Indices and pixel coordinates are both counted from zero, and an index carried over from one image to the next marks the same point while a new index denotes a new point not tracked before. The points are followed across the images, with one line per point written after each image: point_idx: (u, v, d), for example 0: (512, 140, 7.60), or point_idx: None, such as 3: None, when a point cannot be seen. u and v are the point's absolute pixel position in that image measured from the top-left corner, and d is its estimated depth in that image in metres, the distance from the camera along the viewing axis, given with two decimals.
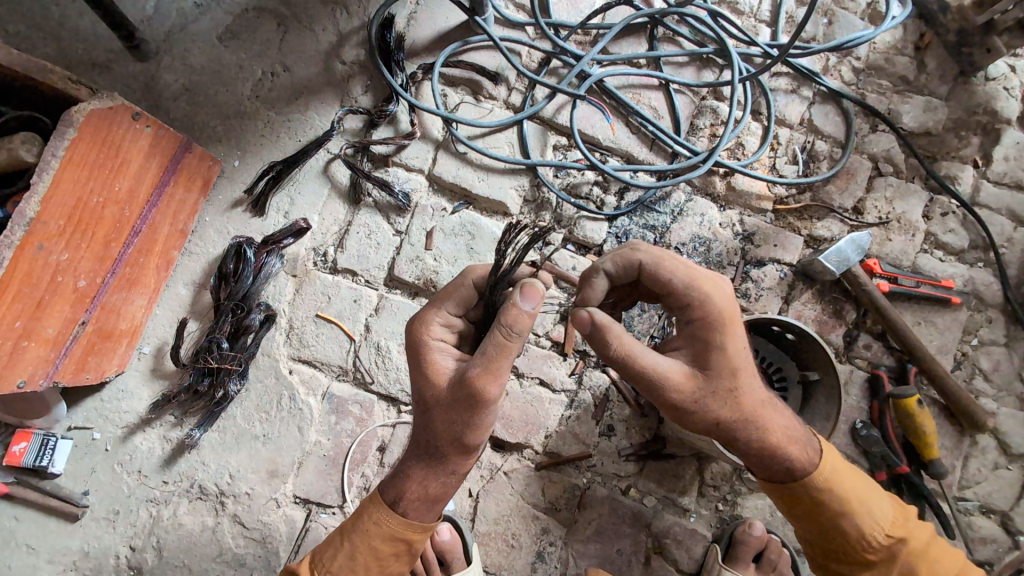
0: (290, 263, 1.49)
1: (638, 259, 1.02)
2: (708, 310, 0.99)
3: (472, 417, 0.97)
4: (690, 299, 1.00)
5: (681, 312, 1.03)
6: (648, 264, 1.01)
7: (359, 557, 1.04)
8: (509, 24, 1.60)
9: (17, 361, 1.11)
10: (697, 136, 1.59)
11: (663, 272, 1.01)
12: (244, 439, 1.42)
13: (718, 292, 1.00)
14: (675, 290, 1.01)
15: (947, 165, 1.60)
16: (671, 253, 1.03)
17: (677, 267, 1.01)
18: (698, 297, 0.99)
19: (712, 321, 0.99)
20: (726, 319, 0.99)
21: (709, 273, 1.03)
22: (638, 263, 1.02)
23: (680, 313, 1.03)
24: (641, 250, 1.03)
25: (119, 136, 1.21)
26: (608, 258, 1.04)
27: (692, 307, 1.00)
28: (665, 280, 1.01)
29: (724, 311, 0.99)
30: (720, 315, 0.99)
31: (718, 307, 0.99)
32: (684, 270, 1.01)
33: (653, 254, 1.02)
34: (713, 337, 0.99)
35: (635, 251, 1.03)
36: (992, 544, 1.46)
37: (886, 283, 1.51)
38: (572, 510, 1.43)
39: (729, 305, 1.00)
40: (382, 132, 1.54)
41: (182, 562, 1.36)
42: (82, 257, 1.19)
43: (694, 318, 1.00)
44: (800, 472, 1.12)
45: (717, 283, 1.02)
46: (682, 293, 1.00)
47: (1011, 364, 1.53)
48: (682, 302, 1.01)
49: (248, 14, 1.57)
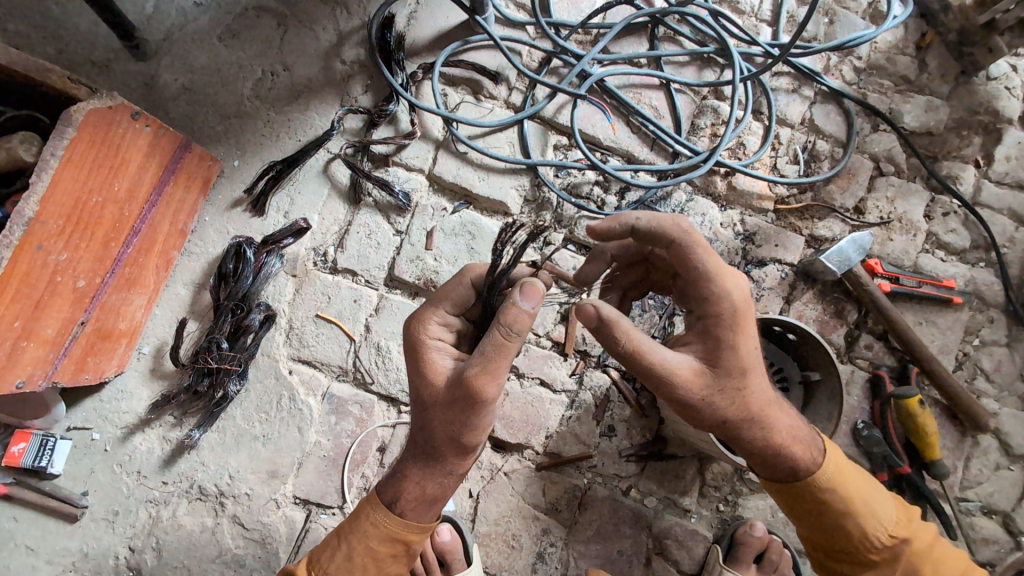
0: (289, 263, 1.48)
1: (674, 235, 1.02)
2: (724, 306, 0.98)
3: (470, 417, 0.96)
4: (711, 292, 0.99)
5: (698, 304, 1.02)
6: (682, 242, 1.01)
7: (355, 558, 1.03)
8: (509, 24, 1.60)
9: (15, 362, 1.11)
10: (697, 136, 1.59)
11: (693, 255, 1.00)
12: (244, 439, 1.42)
13: (737, 289, 0.99)
14: (698, 278, 1.00)
15: (949, 165, 1.59)
16: (705, 240, 1.02)
17: (707, 255, 1.00)
18: (717, 290, 0.99)
19: (725, 318, 0.98)
20: (739, 318, 0.98)
21: (730, 267, 1.02)
22: (672, 239, 1.02)
23: (696, 305, 1.03)
24: (678, 226, 1.02)
25: (119, 136, 1.20)
26: (644, 221, 1.04)
27: (709, 301, 1.00)
28: (694, 265, 1.00)
29: (739, 308, 0.98)
30: (735, 312, 0.98)
31: (734, 303, 0.98)
32: (711, 258, 1.00)
33: (688, 233, 1.01)
34: (724, 336, 0.98)
35: (673, 226, 1.02)
36: (993, 545, 1.45)
37: (887, 283, 1.50)
38: (572, 511, 1.43)
39: (745, 302, 1.00)
40: (382, 132, 1.54)
41: (182, 563, 1.35)
42: (81, 257, 1.19)
43: (709, 313, 1.00)
44: (804, 471, 1.11)
45: (737, 278, 1.01)
46: (704, 284, 0.99)
47: (1012, 365, 1.53)
48: (701, 293, 1.00)
49: (248, 14, 1.57)
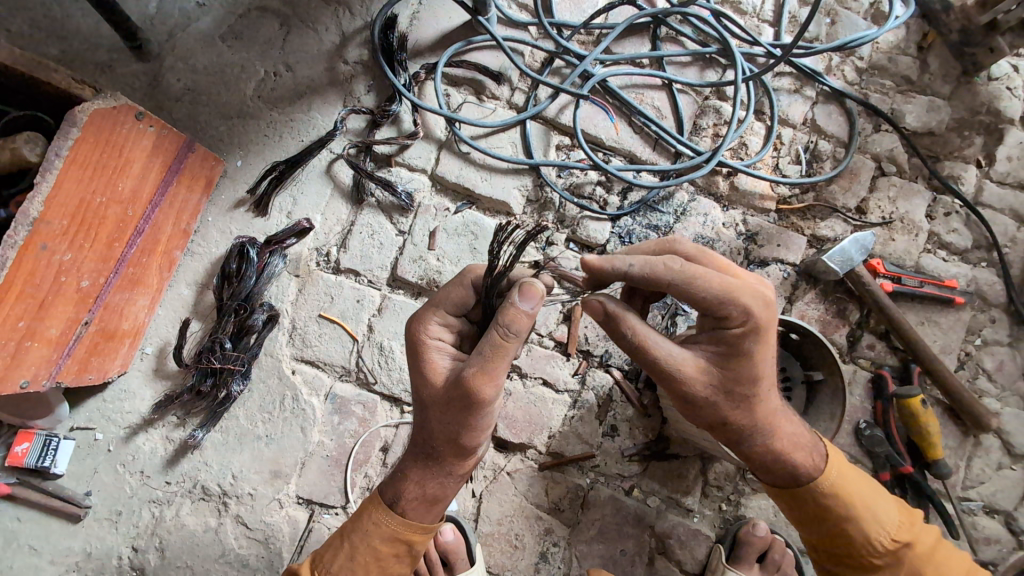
0: (292, 263, 1.49)
1: (668, 279, 0.93)
2: (746, 319, 0.94)
3: (468, 417, 0.95)
4: (730, 309, 0.94)
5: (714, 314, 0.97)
6: (677, 283, 0.93)
7: (358, 558, 1.03)
8: (512, 25, 1.61)
9: (19, 361, 1.11)
10: (699, 136, 1.59)
11: (698, 286, 0.93)
12: (246, 439, 1.42)
13: (757, 299, 0.94)
14: (708, 302, 0.94)
15: (950, 165, 1.60)
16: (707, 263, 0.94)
17: (713, 279, 0.93)
18: (734, 308, 0.94)
19: (749, 331, 0.94)
20: (762, 328, 0.95)
21: (750, 279, 0.96)
22: (666, 283, 0.94)
23: (712, 314, 0.98)
24: (671, 269, 0.93)
25: (122, 137, 1.20)
26: (636, 260, 0.95)
27: (727, 317, 0.95)
28: (699, 297, 0.93)
29: (762, 322, 0.94)
30: (759, 324, 0.94)
31: (757, 319, 0.94)
32: (718, 281, 0.94)
33: (685, 272, 0.93)
34: (745, 345, 0.96)
35: (667, 267, 0.94)
36: (995, 544, 1.46)
37: (889, 283, 1.50)
38: (575, 510, 1.43)
39: (767, 312, 0.95)
40: (384, 132, 1.54)
41: (184, 563, 1.35)
42: (85, 258, 1.19)
43: (727, 325, 0.96)
44: (805, 476, 1.12)
45: (757, 287, 0.96)
46: (720, 304, 0.94)
47: (1014, 364, 1.53)
48: (716, 310, 0.95)
49: (250, 14, 1.57)
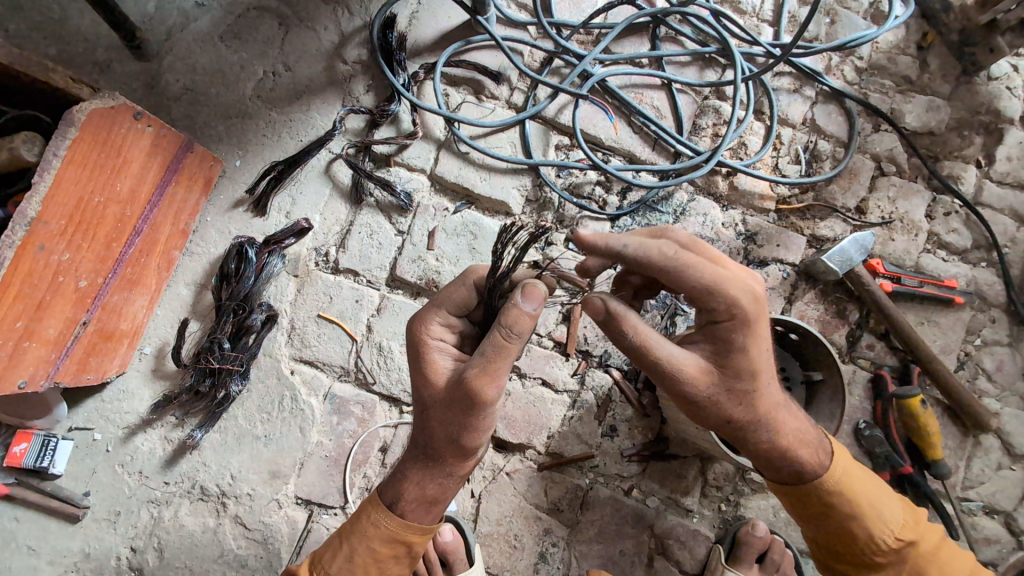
0: (290, 264, 1.48)
1: (661, 261, 0.95)
2: (735, 312, 0.94)
3: (469, 418, 0.95)
4: (716, 302, 0.94)
5: (706, 309, 0.98)
6: (669, 266, 0.94)
7: (357, 559, 1.03)
8: (512, 24, 1.60)
9: (17, 362, 1.11)
10: (698, 136, 1.59)
11: (688, 274, 0.94)
12: (245, 440, 1.41)
13: (746, 291, 0.95)
14: (700, 291, 0.95)
15: (950, 165, 1.60)
16: (698, 250, 0.96)
17: (702, 268, 0.94)
18: (724, 300, 0.94)
19: (739, 323, 0.95)
20: (752, 321, 0.95)
21: (737, 270, 0.96)
22: (660, 266, 0.95)
23: (704, 308, 0.98)
24: (664, 251, 0.95)
25: (121, 137, 1.20)
26: (631, 241, 0.97)
27: (717, 310, 0.95)
28: (691, 284, 0.94)
29: (751, 314, 0.94)
30: (747, 317, 0.94)
31: (746, 311, 0.94)
32: (708, 271, 0.94)
33: (677, 256, 0.94)
34: (736, 339, 0.96)
35: (662, 247, 0.95)
36: (995, 544, 1.46)
37: (889, 283, 1.50)
38: (574, 511, 1.43)
39: (756, 305, 0.96)
40: (383, 132, 1.54)
41: (183, 564, 1.35)
42: (83, 258, 1.19)
43: (719, 318, 0.96)
44: (809, 474, 1.12)
45: (744, 279, 0.96)
46: (709, 296, 0.94)
47: (1014, 364, 1.53)
48: (706, 303, 0.96)
49: (249, 14, 1.57)
